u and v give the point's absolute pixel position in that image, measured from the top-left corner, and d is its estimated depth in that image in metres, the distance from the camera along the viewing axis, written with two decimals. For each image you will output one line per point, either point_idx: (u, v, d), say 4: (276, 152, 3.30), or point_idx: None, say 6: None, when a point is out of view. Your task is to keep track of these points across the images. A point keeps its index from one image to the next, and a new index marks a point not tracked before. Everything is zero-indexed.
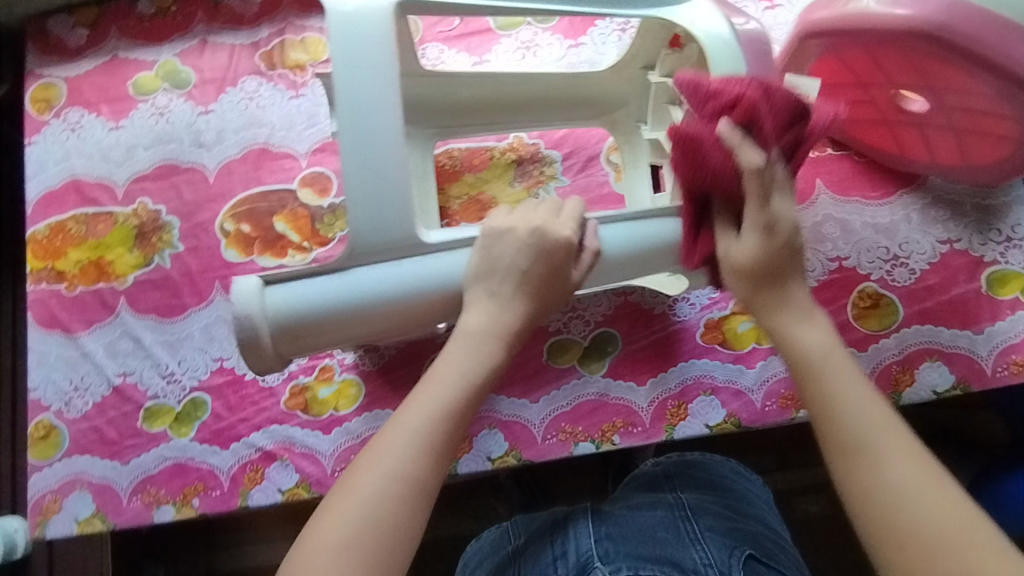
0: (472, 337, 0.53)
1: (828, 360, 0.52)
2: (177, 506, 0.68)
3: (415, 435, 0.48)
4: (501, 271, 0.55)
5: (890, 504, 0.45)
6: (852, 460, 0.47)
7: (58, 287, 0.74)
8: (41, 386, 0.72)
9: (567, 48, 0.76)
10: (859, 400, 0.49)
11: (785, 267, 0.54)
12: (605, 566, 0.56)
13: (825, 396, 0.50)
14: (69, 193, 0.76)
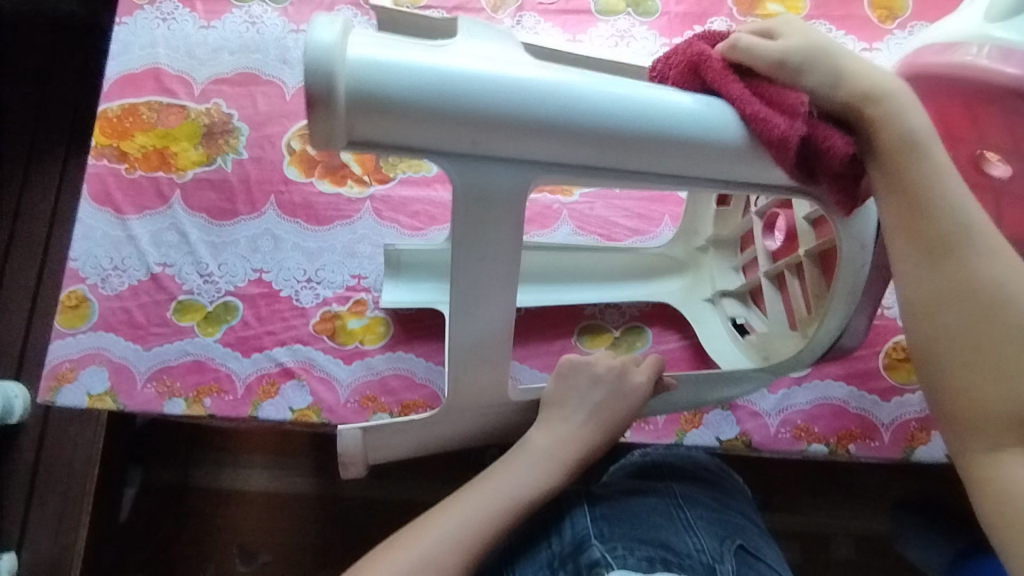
0: (535, 456, 0.55)
1: (927, 140, 0.47)
2: (188, 401, 0.68)
3: (460, 527, 0.50)
4: (574, 401, 0.58)
5: (973, 303, 0.46)
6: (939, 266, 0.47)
7: (117, 167, 0.75)
8: (80, 258, 0.72)
9: (660, 45, 0.77)
10: (959, 186, 0.47)
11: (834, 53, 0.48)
12: (602, 544, 0.53)
13: (941, 177, 0.46)
14: (148, 79, 0.77)
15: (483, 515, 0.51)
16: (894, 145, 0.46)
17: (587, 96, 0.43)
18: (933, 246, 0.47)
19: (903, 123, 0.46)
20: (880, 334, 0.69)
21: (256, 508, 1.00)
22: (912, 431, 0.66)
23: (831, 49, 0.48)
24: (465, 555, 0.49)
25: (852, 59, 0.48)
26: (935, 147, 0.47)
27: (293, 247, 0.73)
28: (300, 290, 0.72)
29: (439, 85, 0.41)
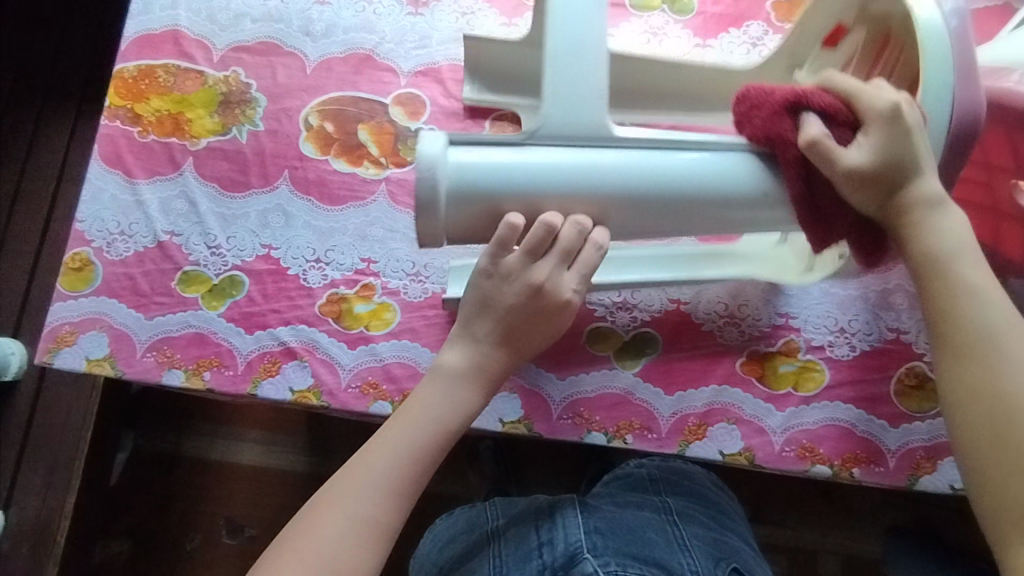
0: (450, 377, 0.56)
1: (956, 249, 0.53)
2: (187, 374, 0.67)
3: (383, 472, 0.52)
4: (493, 310, 0.56)
5: (997, 396, 0.50)
6: (972, 363, 0.51)
7: (130, 129, 0.73)
8: (87, 220, 0.71)
9: (693, 46, 0.75)
10: (993, 292, 0.52)
11: (902, 175, 0.52)
12: (595, 559, 0.55)
13: (964, 286, 0.52)
14: (167, 42, 0.75)
15: (401, 456, 0.53)
16: (923, 254, 0.53)
17: (633, 180, 0.55)
18: (963, 341, 0.52)
19: (941, 238, 0.53)
20: (895, 359, 0.68)
21: (246, 482, 0.99)
22: (918, 459, 0.65)
23: (901, 167, 0.52)
24: (375, 510, 0.51)
25: (915, 183, 0.53)
26: (968, 259, 0.53)
27: (304, 226, 0.71)
28: (307, 269, 0.70)
29: (510, 180, 0.54)
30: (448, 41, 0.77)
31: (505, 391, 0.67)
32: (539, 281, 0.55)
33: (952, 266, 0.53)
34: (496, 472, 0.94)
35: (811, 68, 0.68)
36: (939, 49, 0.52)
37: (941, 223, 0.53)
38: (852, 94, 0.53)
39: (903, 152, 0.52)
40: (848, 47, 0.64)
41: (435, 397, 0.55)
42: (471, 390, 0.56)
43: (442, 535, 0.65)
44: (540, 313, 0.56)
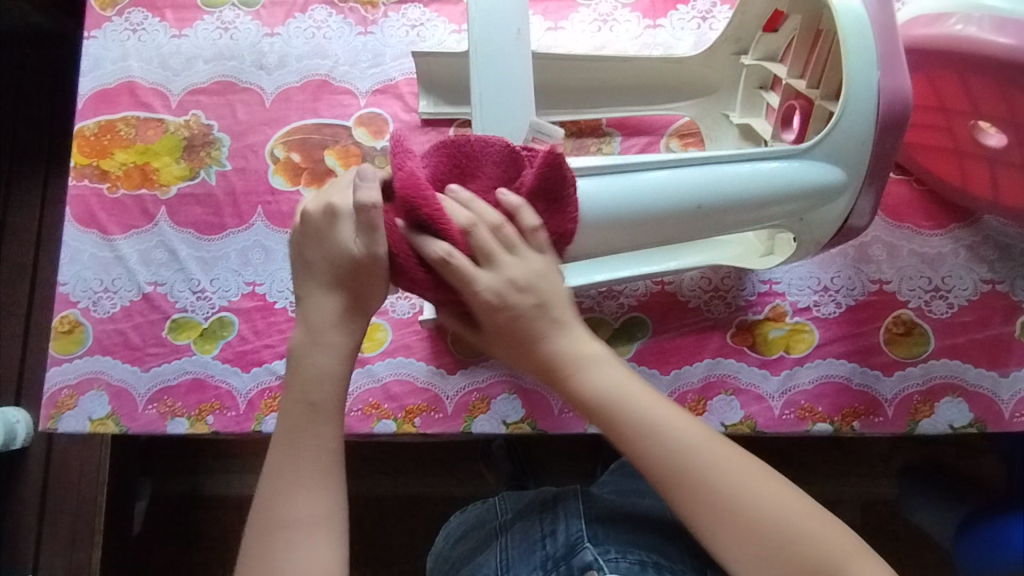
0: (314, 327, 0.48)
1: (635, 388, 0.46)
2: (191, 420, 0.68)
3: (310, 436, 0.47)
4: (311, 259, 0.49)
5: (726, 498, 0.43)
6: (698, 499, 0.43)
7: (99, 186, 0.73)
8: (70, 282, 0.71)
9: (643, 28, 0.75)
10: (674, 416, 0.45)
11: (528, 330, 0.46)
12: (595, 548, 0.53)
13: (631, 422, 0.45)
14: (123, 94, 0.75)
15: (327, 412, 0.47)
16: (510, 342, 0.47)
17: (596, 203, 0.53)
18: (662, 473, 0.44)
19: (597, 392, 0.46)
20: (880, 309, 0.69)
21: None
22: (915, 404, 0.66)
23: (525, 326, 0.46)
24: (315, 466, 0.46)
25: (557, 322, 0.47)
26: (601, 368, 0.46)
27: (285, 258, 0.72)
28: (294, 300, 0.71)
29: None
30: (401, 56, 0.77)
31: (504, 393, 0.68)
32: (341, 208, 0.48)
33: (617, 414, 0.45)
34: (512, 469, 0.93)
35: (755, 53, 0.67)
36: (862, 38, 0.54)
37: (567, 342, 0.47)
38: (489, 244, 0.46)
39: (542, 306, 0.46)
40: (789, 31, 0.64)
41: (298, 360, 0.48)
42: (329, 351, 0.48)
43: (455, 531, 0.65)
44: (351, 261, 0.47)
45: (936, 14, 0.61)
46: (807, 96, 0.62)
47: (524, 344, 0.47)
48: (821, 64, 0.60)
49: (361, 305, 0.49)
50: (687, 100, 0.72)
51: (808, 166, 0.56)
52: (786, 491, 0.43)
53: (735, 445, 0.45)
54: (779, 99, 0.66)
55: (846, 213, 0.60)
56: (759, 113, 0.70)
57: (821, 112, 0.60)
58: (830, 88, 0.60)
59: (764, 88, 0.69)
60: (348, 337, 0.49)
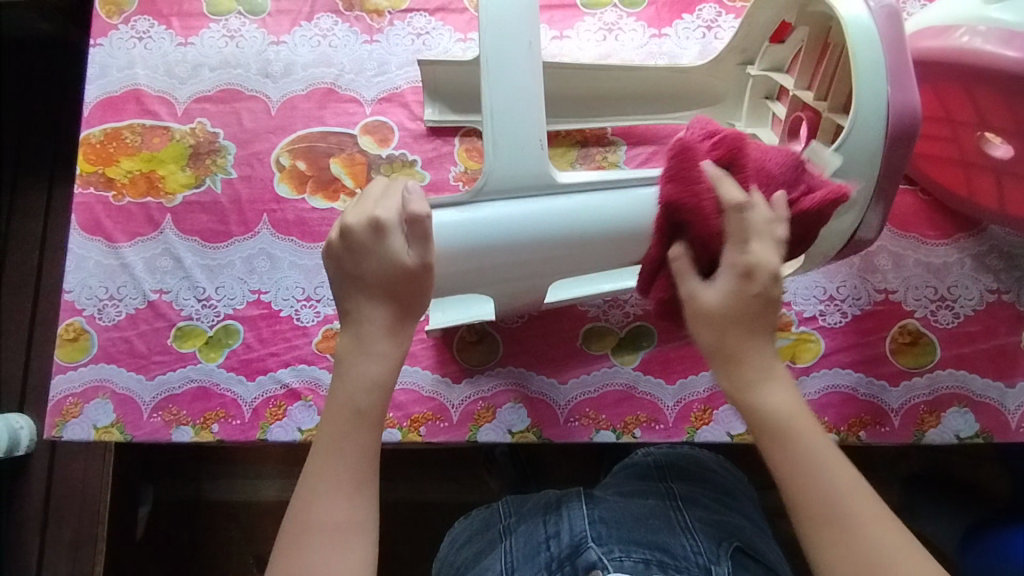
0: (362, 341, 0.50)
1: (808, 423, 0.47)
2: (195, 428, 0.68)
3: (351, 441, 0.48)
4: (358, 276, 0.50)
5: (865, 557, 0.42)
6: (837, 549, 0.43)
7: (105, 194, 0.73)
8: (75, 290, 0.71)
9: (649, 37, 0.75)
10: (844, 472, 0.45)
11: (755, 321, 0.47)
12: (600, 547, 0.53)
13: (791, 447, 0.46)
14: (128, 102, 0.76)
15: (365, 419, 0.49)
16: (700, 337, 0.49)
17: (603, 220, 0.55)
18: (813, 507, 0.44)
19: (776, 416, 0.47)
20: (886, 319, 0.69)
21: (269, 517, 1.00)
22: (921, 414, 0.66)
23: (756, 319, 0.47)
24: (353, 471, 0.48)
25: (758, 334, 0.48)
26: (780, 398, 0.47)
27: (290, 266, 0.72)
28: (299, 309, 0.71)
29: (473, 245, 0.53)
30: (406, 64, 0.77)
31: (509, 402, 0.68)
32: (387, 222, 0.49)
33: (784, 432, 0.46)
34: (516, 474, 0.94)
35: (761, 64, 0.67)
36: (870, 49, 0.54)
37: (754, 353, 0.48)
38: (741, 229, 0.47)
39: (771, 302, 0.47)
40: (796, 42, 0.64)
41: (343, 370, 0.50)
42: (375, 360, 0.50)
43: (459, 537, 0.65)
44: (401, 272, 0.49)
45: (942, 26, 0.61)
46: (813, 109, 0.62)
47: (754, 335, 0.47)
48: (830, 74, 0.60)
49: (410, 313, 0.51)
50: (693, 109, 0.72)
51: (829, 181, 0.55)
52: (932, 574, 0.42)
53: (904, 531, 0.44)
54: (786, 110, 0.66)
55: (854, 227, 0.60)
56: (763, 122, 0.70)
57: (827, 125, 0.59)
58: (838, 101, 0.59)
59: (770, 98, 0.69)
60: (395, 347, 0.50)
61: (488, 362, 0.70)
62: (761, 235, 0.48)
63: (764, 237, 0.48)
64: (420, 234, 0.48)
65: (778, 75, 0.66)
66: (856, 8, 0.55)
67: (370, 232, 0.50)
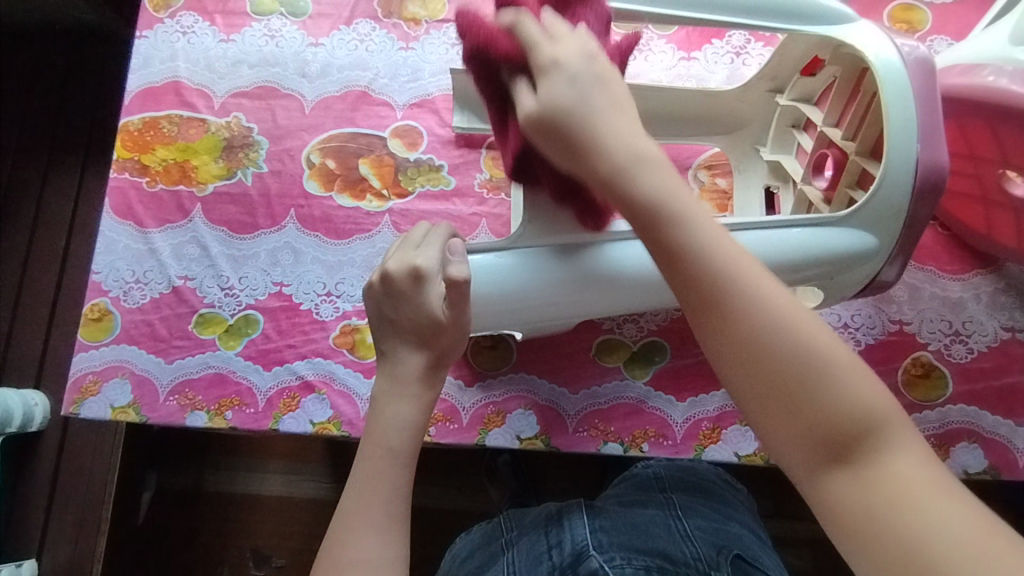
0: (399, 380, 0.53)
1: (682, 197, 0.45)
2: (210, 414, 0.69)
3: (381, 482, 0.50)
4: (398, 322, 0.54)
5: (727, 290, 0.42)
6: (729, 329, 0.41)
7: (138, 180, 0.75)
8: (103, 271, 0.73)
9: (678, 59, 0.77)
10: (702, 220, 0.44)
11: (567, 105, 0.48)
12: (601, 556, 0.54)
13: (650, 206, 0.45)
14: (168, 93, 0.78)
15: (394, 457, 0.51)
16: (555, 139, 0.49)
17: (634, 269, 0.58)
18: (693, 289, 0.43)
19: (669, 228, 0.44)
20: (900, 350, 0.69)
21: (271, 511, 1.01)
22: (931, 447, 0.66)
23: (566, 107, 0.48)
24: (383, 509, 0.49)
25: (624, 141, 0.48)
26: (645, 179, 0.46)
27: (314, 261, 0.73)
28: (320, 303, 0.72)
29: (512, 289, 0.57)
30: (439, 72, 0.79)
31: (520, 409, 0.69)
32: (426, 270, 0.53)
33: (638, 197, 0.46)
34: (517, 486, 0.94)
35: (791, 94, 0.69)
36: (900, 91, 0.56)
37: (611, 152, 0.47)
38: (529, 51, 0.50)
39: (607, 106, 0.49)
40: (827, 76, 0.66)
41: (379, 409, 0.52)
42: (407, 402, 0.53)
43: (462, 551, 0.65)
44: (436, 323, 0.53)
45: (971, 64, 0.63)
46: (841, 148, 0.64)
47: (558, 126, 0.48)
48: (859, 116, 0.62)
49: (442, 360, 0.54)
50: (718, 133, 0.74)
51: (844, 234, 0.58)
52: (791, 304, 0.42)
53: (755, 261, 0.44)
54: (813, 144, 0.68)
55: (869, 275, 0.62)
56: (788, 151, 0.72)
57: (854, 167, 0.62)
58: (866, 144, 0.62)
59: (797, 127, 0.71)
60: (428, 390, 0.53)
61: (501, 368, 0.70)
62: (558, 40, 0.50)
63: (563, 36, 0.50)
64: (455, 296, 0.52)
65: (806, 107, 0.68)
66: (888, 52, 0.58)
67: (410, 279, 0.53)
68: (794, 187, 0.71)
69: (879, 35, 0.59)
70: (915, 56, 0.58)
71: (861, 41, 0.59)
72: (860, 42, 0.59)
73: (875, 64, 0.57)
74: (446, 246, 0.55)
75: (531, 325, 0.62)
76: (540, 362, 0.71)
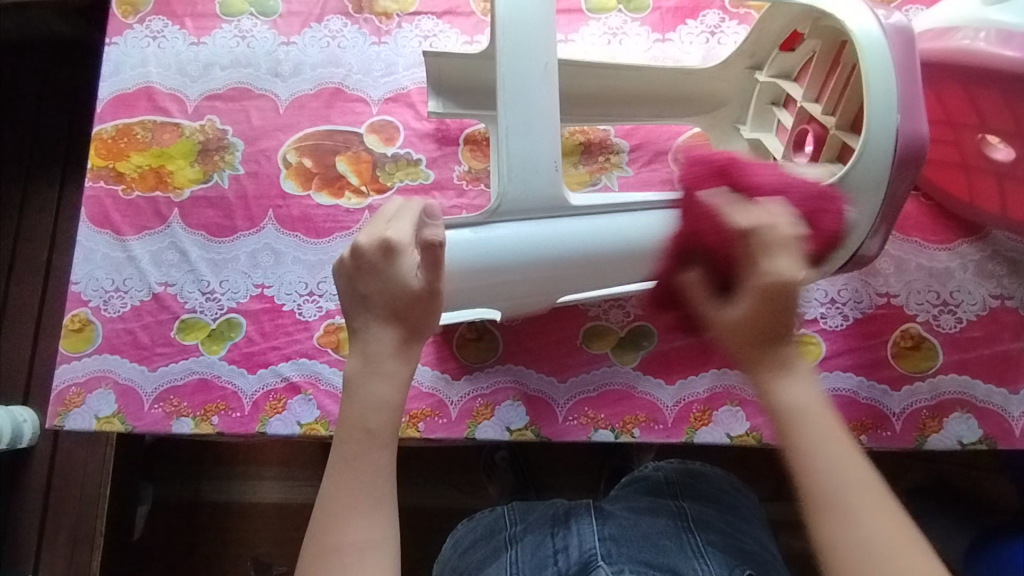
0: (371, 361, 0.52)
1: (818, 422, 0.48)
2: (196, 420, 0.68)
3: (371, 470, 0.49)
4: (368, 299, 0.53)
5: (836, 488, 0.46)
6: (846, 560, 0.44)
7: (114, 188, 0.74)
8: (81, 281, 0.72)
9: (653, 41, 0.76)
10: (822, 417, 0.48)
11: (783, 327, 0.50)
12: (609, 566, 0.55)
13: (789, 401, 0.49)
14: (141, 99, 0.77)
15: (381, 447, 0.50)
16: (786, 413, 0.49)
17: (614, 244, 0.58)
18: (822, 510, 0.45)
19: (827, 478, 0.46)
20: (889, 322, 0.68)
21: (269, 519, 1.00)
22: (923, 419, 0.66)
23: (784, 306, 0.49)
24: (372, 493, 0.49)
25: (773, 347, 0.50)
26: (811, 416, 0.48)
27: (294, 261, 0.73)
28: (302, 303, 0.71)
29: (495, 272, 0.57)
30: (413, 65, 0.78)
31: (508, 400, 0.68)
32: (396, 243, 0.52)
33: (768, 365, 0.50)
34: (515, 482, 0.93)
35: (770, 71, 0.68)
36: (881, 61, 0.56)
37: (789, 363, 0.50)
38: (763, 246, 0.50)
39: (755, 319, 0.50)
40: (806, 50, 0.65)
41: (355, 388, 0.52)
42: (384, 381, 0.52)
43: (462, 541, 0.63)
44: (409, 293, 0.52)
45: (944, 28, 0.63)
46: (820, 122, 0.63)
47: (784, 338, 0.50)
48: (839, 90, 0.62)
49: (416, 334, 0.53)
50: (697, 113, 0.73)
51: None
52: (879, 511, 0.45)
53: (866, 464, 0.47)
54: (792, 121, 0.67)
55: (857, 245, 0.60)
56: (768, 128, 0.71)
57: (834, 141, 0.62)
58: (846, 118, 0.62)
59: (777, 104, 0.70)
60: (404, 367, 0.52)
61: (488, 359, 0.70)
62: (770, 252, 0.50)
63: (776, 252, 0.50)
64: (429, 262, 0.51)
65: (784, 82, 0.67)
66: (868, 22, 0.57)
67: (381, 252, 0.52)
68: (773, 166, 0.70)
69: (858, 5, 0.58)
70: (894, 22, 0.57)
71: (840, 12, 0.58)
72: (840, 13, 0.58)
73: (854, 35, 0.57)
74: (419, 218, 0.54)
75: (509, 303, 0.61)
76: (526, 353, 0.70)
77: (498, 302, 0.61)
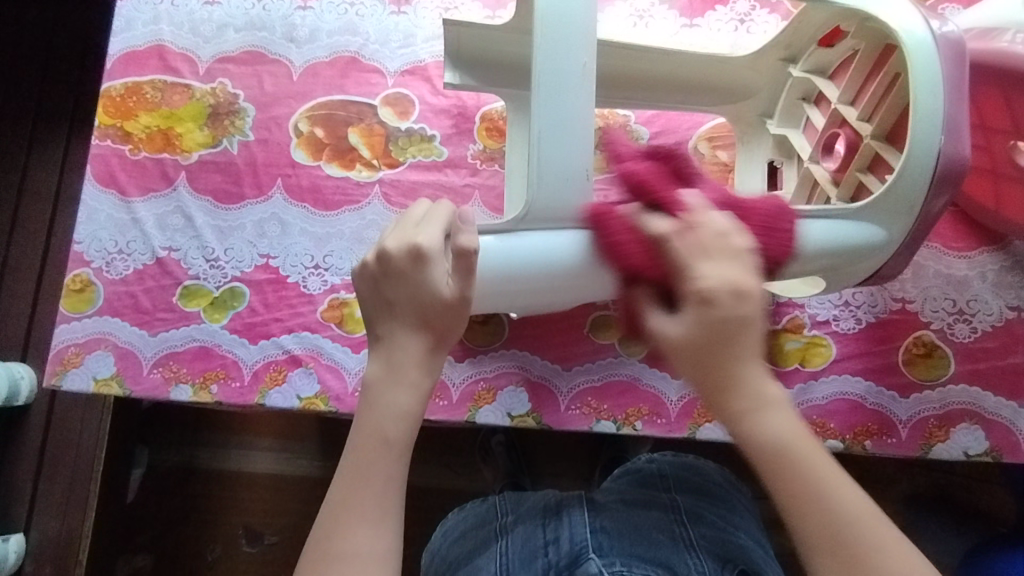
0: (392, 371, 0.51)
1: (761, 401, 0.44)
2: (194, 388, 0.67)
3: (377, 469, 0.48)
4: (394, 306, 0.52)
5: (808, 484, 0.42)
6: (834, 556, 0.41)
7: (121, 147, 0.73)
8: (85, 241, 0.71)
9: (680, 26, 0.74)
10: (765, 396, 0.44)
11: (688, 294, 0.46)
12: (600, 559, 0.54)
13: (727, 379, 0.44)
14: (151, 57, 0.75)
15: (390, 443, 0.49)
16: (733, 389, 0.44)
17: None
18: (799, 502, 0.43)
19: (770, 441, 0.44)
20: (901, 329, 0.67)
21: (262, 490, 1.00)
22: (930, 428, 0.65)
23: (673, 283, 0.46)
24: (377, 494, 0.47)
25: (739, 361, 0.44)
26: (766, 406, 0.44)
27: (301, 233, 0.71)
28: (308, 276, 0.70)
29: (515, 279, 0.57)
30: (432, 38, 0.76)
31: (511, 386, 0.67)
32: (427, 250, 0.51)
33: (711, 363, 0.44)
34: (510, 467, 0.93)
35: (804, 65, 0.67)
36: (930, 65, 0.54)
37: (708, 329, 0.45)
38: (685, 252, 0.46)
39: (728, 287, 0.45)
40: (845, 48, 0.63)
41: (374, 396, 0.50)
42: (404, 389, 0.50)
43: (453, 529, 0.63)
44: (440, 300, 0.51)
45: (986, 27, 0.62)
46: (854, 127, 0.62)
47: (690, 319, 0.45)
48: (878, 96, 0.60)
49: (442, 342, 0.52)
50: (721, 103, 0.71)
51: (851, 224, 0.57)
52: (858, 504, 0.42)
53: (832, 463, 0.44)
54: (823, 121, 0.65)
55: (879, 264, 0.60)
56: (796, 125, 0.69)
57: (867, 150, 0.60)
58: (883, 127, 0.60)
59: (807, 100, 0.69)
60: (426, 376, 0.51)
61: (492, 344, 0.69)
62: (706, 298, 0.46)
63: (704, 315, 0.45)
64: (462, 268, 0.51)
65: (820, 81, 0.65)
66: (915, 25, 0.55)
67: (409, 258, 0.52)
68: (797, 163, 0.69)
69: (907, 8, 0.56)
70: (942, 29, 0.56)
71: (884, 12, 0.56)
72: (886, 14, 0.56)
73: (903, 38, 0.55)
74: (448, 222, 0.54)
75: (525, 306, 0.61)
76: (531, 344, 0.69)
77: (519, 305, 0.61)
